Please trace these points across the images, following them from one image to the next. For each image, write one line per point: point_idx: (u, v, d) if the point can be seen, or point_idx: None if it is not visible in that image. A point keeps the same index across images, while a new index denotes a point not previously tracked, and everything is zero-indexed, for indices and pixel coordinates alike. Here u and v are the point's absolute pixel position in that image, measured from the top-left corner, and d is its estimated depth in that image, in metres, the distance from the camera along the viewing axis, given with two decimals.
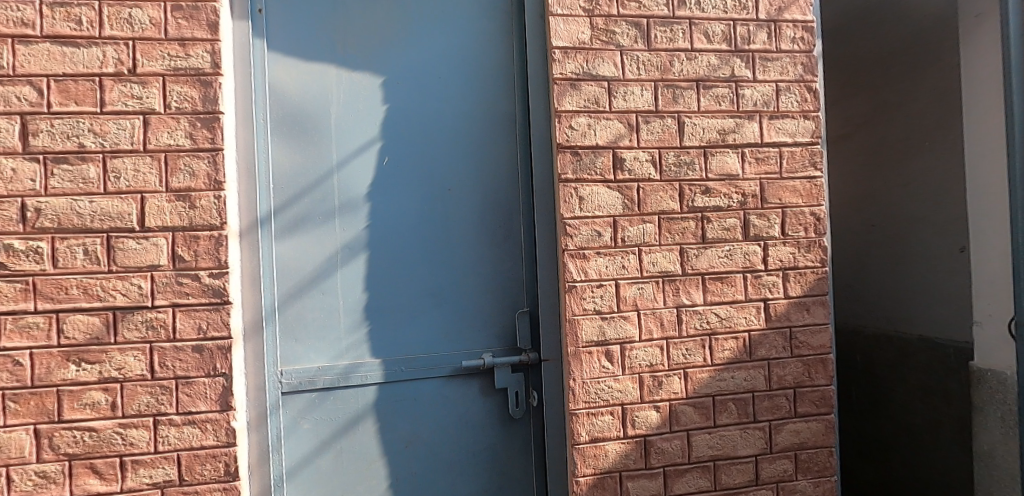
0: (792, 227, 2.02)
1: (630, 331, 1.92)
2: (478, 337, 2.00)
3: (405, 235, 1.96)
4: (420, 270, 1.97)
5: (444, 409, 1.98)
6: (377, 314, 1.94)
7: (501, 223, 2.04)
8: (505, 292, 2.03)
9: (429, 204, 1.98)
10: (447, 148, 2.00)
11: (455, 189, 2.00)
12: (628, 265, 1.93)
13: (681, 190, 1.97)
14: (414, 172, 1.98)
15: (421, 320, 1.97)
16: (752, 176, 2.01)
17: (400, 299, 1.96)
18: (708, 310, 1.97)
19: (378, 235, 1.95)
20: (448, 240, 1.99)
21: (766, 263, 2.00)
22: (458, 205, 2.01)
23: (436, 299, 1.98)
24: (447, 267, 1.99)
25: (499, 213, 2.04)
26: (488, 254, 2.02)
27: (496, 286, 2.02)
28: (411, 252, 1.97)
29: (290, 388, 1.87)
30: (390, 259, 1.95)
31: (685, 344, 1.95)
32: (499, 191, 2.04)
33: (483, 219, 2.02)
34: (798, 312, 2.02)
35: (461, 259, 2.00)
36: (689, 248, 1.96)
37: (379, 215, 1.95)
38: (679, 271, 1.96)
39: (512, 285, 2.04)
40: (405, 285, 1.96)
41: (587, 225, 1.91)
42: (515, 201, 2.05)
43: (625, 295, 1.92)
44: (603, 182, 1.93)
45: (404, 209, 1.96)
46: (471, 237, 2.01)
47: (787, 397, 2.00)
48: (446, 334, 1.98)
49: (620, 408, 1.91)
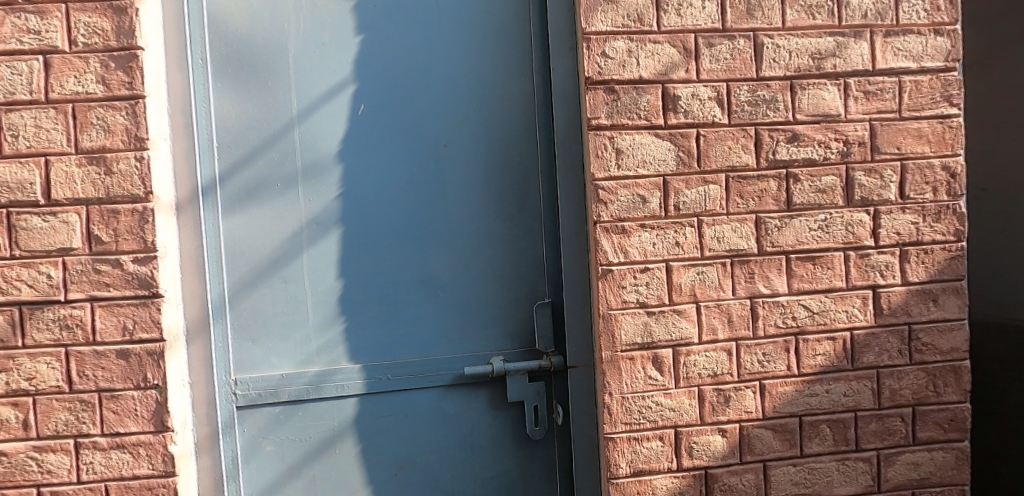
0: (914, 187, 1.46)
1: (686, 329, 1.44)
2: (486, 336, 1.55)
3: (388, 204, 1.52)
4: (408, 250, 1.53)
5: (444, 427, 1.55)
6: (354, 307, 1.52)
7: (514, 188, 1.56)
8: (521, 277, 1.57)
9: (419, 164, 1.53)
10: (440, 90, 1.53)
11: (452, 143, 1.54)
12: (683, 242, 1.44)
13: (758, 138, 1.44)
14: (398, 123, 1.52)
15: (412, 314, 1.54)
16: (859, 117, 1.45)
17: (384, 288, 1.53)
18: (794, 302, 1.45)
19: (354, 206, 1.51)
20: (443, 209, 1.54)
21: (877, 237, 1.46)
22: (456, 166, 1.54)
23: (431, 288, 1.54)
24: (443, 246, 1.54)
25: (510, 174, 1.56)
26: (497, 227, 1.56)
27: (508, 269, 1.56)
28: (396, 227, 1.53)
29: (247, 402, 1.49)
30: (370, 236, 1.52)
31: (760, 346, 1.45)
32: (510, 144, 1.56)
33: (489, 182, 1.55)
34: (921, 304, 1.47)
35: (462, 234, 1.55)
36: (769, 218, 1.45)
37: (353, 180, 1.51)
38: (754, 250, 1.45)
39: (529, 268, 1.57)
40: (389, 270, 1.53)
41: (628, 190, 1.42)
42: (530, 158, 1.57)
43: (679, 282, 1.44)
44: (649, 128, 1.43)
45: (385, 172, 1.52)
46: (474, 206, 1.55)
47: (903, 418, 1.48)
48: (443, 331, 1.54)
49: (673, 432, 1.44)
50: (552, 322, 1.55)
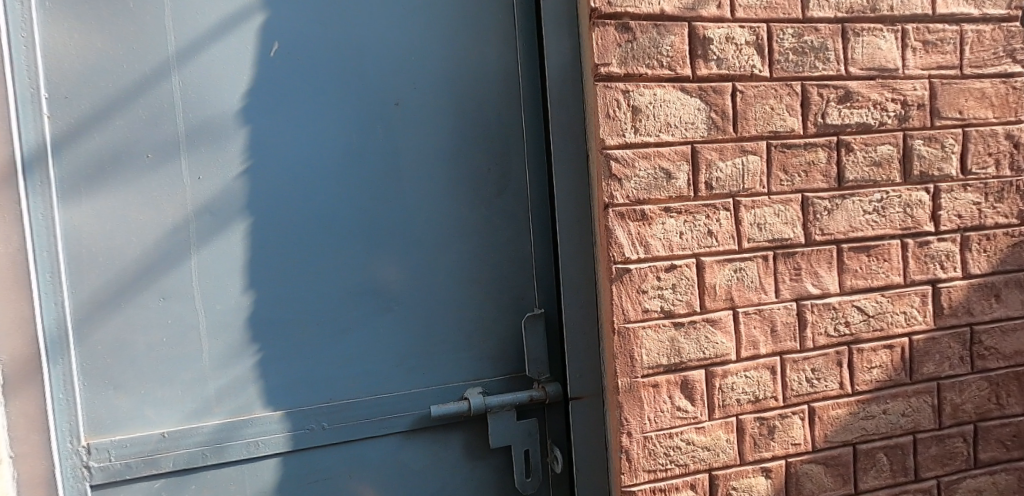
0: (976, 160, 1.21)
1: (722, 344, 1.11)
2: (457, 361, 1.16)
3: (318, 184, 1.09)
4: (348, 248, 1.10)
5: (404, 488, 1.14)
6: (272, 330, 1.07)
7: (491, 162, 1.17)
8: (502, 280, 1.18)
9: (361, 128, 1.10)
10: (390, 27, 1.11)
11: (407, 101, 1.13)
12: (717, 231, 1.10)
13: (805, 96, 1.13)
14: (329, 70, 1.09)
15: (354, 337, 1.11)
16: (918, 73, 1.17)
17: (315, 301, 1.09)
18: (848, 303, 1.16)
19: (268, 187, 1.06)
20: (396, 192, 1.12)
21: (937, 221, 1.20)
22: (414, 132, 1.13)
23: (380, 300, 1.12)
24: (398, 242, 1.13)
25: (485, 143, 1.17)
26: (469, 215, 1.16)
27: (484, 271, 1.17)
28: (330, 218, 1.09)
29: (109, 478, 1.00)
30: (291, 230, 1.08)
31: (809, 361, 1.15)
32: (484, 104, 1.16)
33: (457, 154, 1.15)
34: (983, 300, 1.23)
35: (423, 226, 1.14)
36: (818, 199, 1.14)
37: (265, 150, 1.06)
38: (801, 239, 1.14)
39: (511, 268, 1.18)
40: (322, 277, 1.09)
41: (648, 162, 1.07)
42: (511, 122, 1.18)
43: (712, 283, 1.11)
44: (673, 81, 1.08)
45: (312, 140, 1.08)
46: (439, 187, 1.14)
47: (965, 438, 1.23)
48: (400, 358, 1.13)
49: (706, 477, 1.12)
50: (545, 339, 1.18)
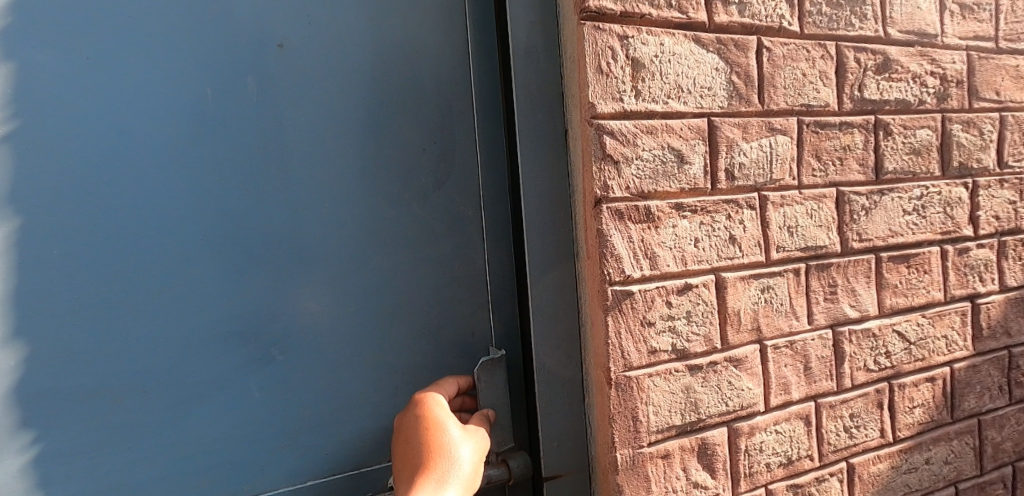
0: (1012, 151, 1.01)
1: (749, 391, 0.82)
2: (374, 429, 0.81)
3: (155, 167, 0.70)
4: (206, 267, 0.72)
5: None
6: (76, 398, 0.68)
7: (427, 140, 0.82)
8: (440, 309, 0.84)
9: (229, 83, 0.73)
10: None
11: (302, 45, 0.76)
12: (741, 236, 0.81)
13: (841, 62, 0.86)
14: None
15: (218, 399, 0.74)
16: (957, 42, 0.95)
17: (152, 350, 0.71)
18: (888, 328, 0.91)
19: (67, 172, 0.66)
20: (283, 181, 0.75)
21: (976, 224, 0.98)
22: (312, 92, 0.76)
23: (259, 344, 0.75)
24: (288, 255, 0.76)
25: (419, 112, 0.81)
26: (395, 216, 0.81)
27: (410, 299, 0.82)
28: (176, 220, 0.71)
29: None
30: (109, 239, 0.68)
31: (847, 406, 0.89)
32: (417, 58, 0.81)
33: (379, 128, 0.80)
34: (1020, 317, 1.03)
35: (325, 231, 0.78)
36: (855, 195, 0.88)
37: (61, 109, 0.66)
38: (838, 247, 0.87)
39: (454, 291, 0.84)
40: (164, 310, 0.71)
41: (654, 140, 0.76)
42: (456, 84, 0.83)
43: (736, 308, 0.81)
44: (685, 28, 0.78)
45: (147, 97, 0.69)
46: (349, 175, 0.78)
47: (1005, 483, 1.02)
48: (289, 428, 0.77)
49: None
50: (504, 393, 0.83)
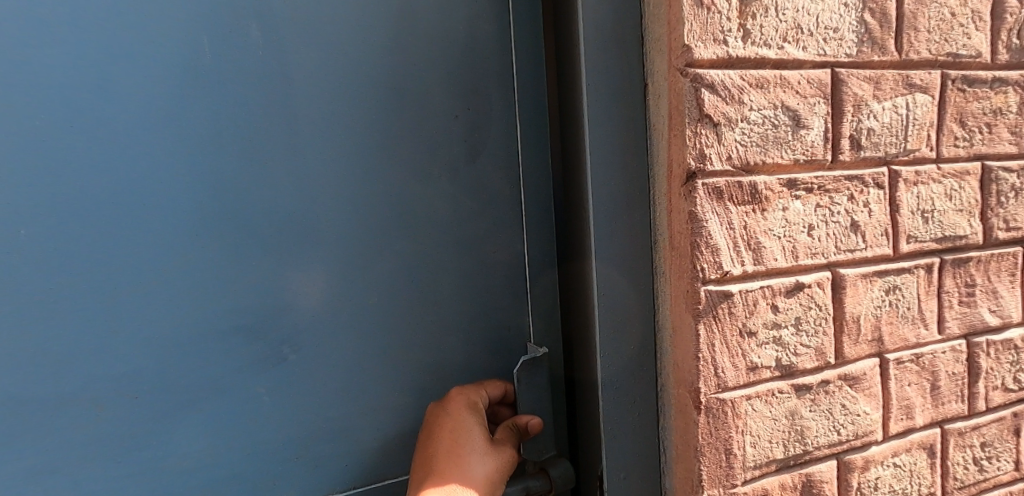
0: None
1: (866, 416, 0.65)
2: (398, 441, 0.69)
3: (133, 129, 0.56)
4: (204, 254, 0.59)
5: None
6: (43, 415, 0.55)
7: (461, 102, 0.68)
8: (474, 303, 0.71)
9: (223, 25, 0.58)
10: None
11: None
12: (865, 223, 0.64)
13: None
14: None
15: (216, 414, 0.61)
16: None
17: (134, 357, 0.58)
18: None
19: (21, 136, 0.52)
20: (289, 145, 0.61)
21: None
22: (326, 37, 0.62)
23: (262, 345, 0.62)
24: (297, 238, 0.62)
25: (453, 67, 0.67)
26: (426, 194, 0.67)
27: (439, 291, 0.69)
28: (162, 195, 0.57)
29: None
30: (77, 218, 0.55)
31: (979, 433, 0.72)
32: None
33: (407, 85, 0.65)
34: None
35: (342, 209, 0.64)
36: (1004, 172, 0.70)
37: (16, 53, 0.52)
38: (980, 238, 0.69)
39: (489, 284, 0.71)
40: (148, 307, 0.58)
41: (765, 96, 0.58)
42: (497, 33, 0.68)
43: (854, 313, 0.64)
44: None
45: (121, 39, 0.55)
46: (372, 143, 0.64)
47: None
48: (299, 445, 0.65)
49: None
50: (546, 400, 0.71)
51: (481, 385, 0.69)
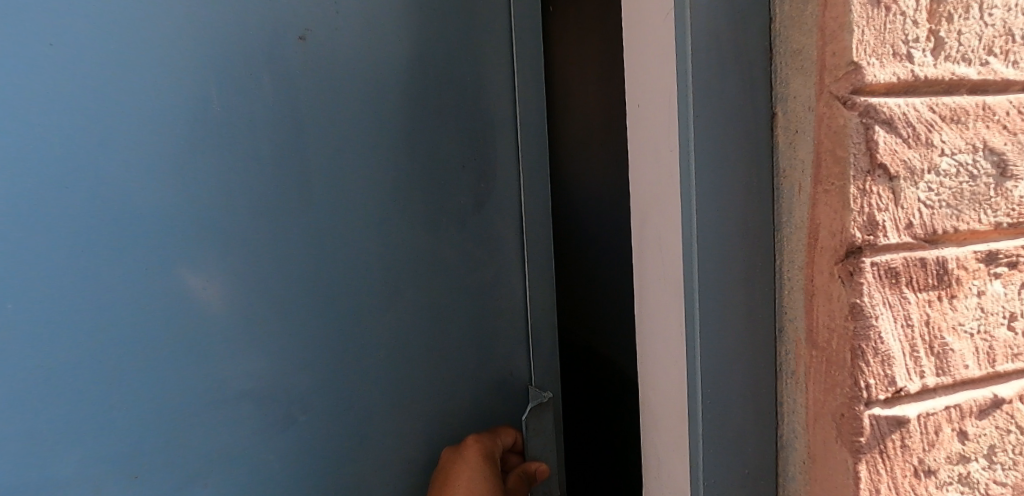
0: None
1: None
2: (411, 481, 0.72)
3: (163, 176, 0.57)
4: (233, 306, 0.62)
5: None
6: (95, 464, 0.58)
7: (471, 159, 0.69)
8: (482, 354, 0.74)
9: (244, 74, 0.59)
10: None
11: (329, 28, 0.62)
12: None
13: None
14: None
15: (242, 449, 0.64)
16: None
17: (164, 397, 0.60)
18: None
19: (53, 184, 0.54)
20: (316, 207, 0.63)
21: None
22: (341, 85, 0.63)
23: (289, 394, 0.65)
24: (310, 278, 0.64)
25: (466, 116, 0.69)
26: (443, 249, 0.70)
27: (450, 341, 0.72)
28: (195, 254, 0.60)
29: None
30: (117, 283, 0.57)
31: None
32: (463, 53, 0.68)
33: (419, 132, 0.67)
34: None
35: (360, 262, 0.66)
36: None
37: (56, 124, 0.54)
38: None
39: (494, 322, 0.74)
40: (186, 364, 0.60)
41: (961, 135, 0.40)
42: (513, 89, 0.70)
43: None
44: None
45: (148, 88, 0.56)
46: (389, 200, 0.66)
47: None
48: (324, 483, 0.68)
49: None
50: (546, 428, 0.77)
51: (495, 433, 0.73)
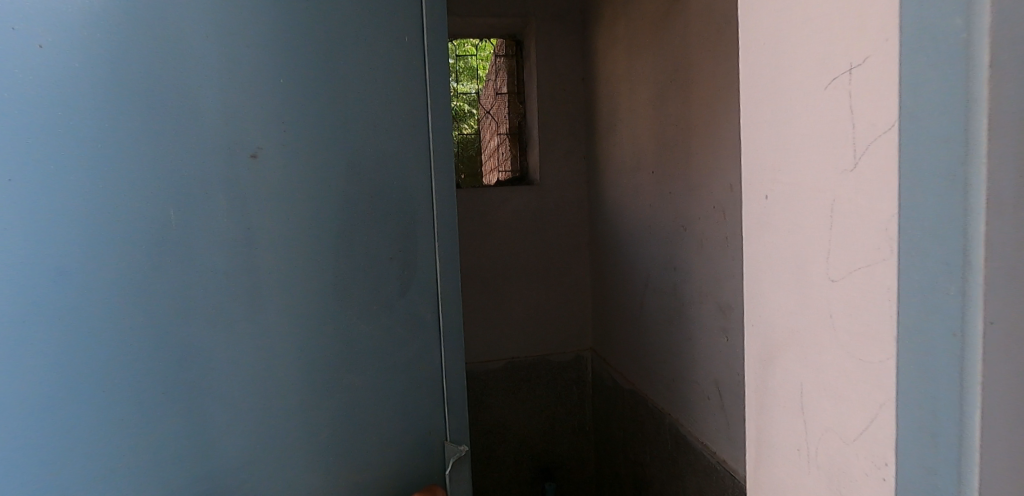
0: None
1: None
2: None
3: (113, 290, 0.66)
4: (157, 384, 0.70)
5: None
6: None
7: (393, 248, 0.92)
8: (401, 393, 0.94)
9: (199, 191, 0.72)
10: (255, 24, 0.76)
11: (277, 146, 0.79)
12: None
13: None
14: (154, 90, 0.68)
15: None
16: None
17: (72, 473, 0.65)
18: None
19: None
20: (259, 290, 0.78)
21: None
22: (282, 188, 0.79)
23: (217, 449, 0.76)
24: (261, 340, 0.79)
25: (381, 190, 0.89)
26: (360, 310, 0.88)
27: (364, 381, 0.90)
28: (125, 339, 0.67)
29: None
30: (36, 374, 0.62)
31: None
32: (379, 159, 0.90)
33: (354, 229, 0.87)
34: None
35: (299, 328, 0.82)
36: None
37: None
38: None
39: (411, 342, 0.95)
40: (90, 442, 0.66)
41: None
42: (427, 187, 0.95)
43: None
44: None
45: (100, 217, 0.65)
46: (325, 280, 0.84)
47: None
48: None
49: None
50: (436, 409, 0.99)
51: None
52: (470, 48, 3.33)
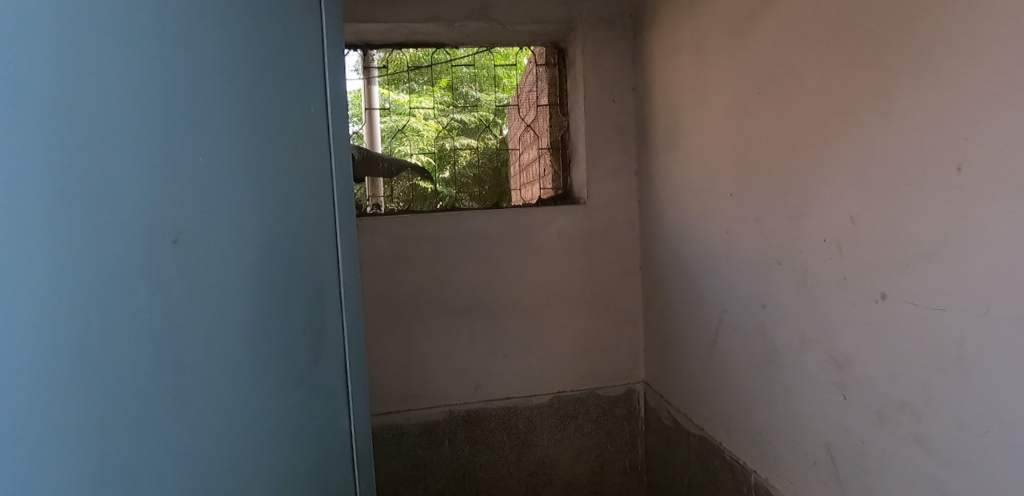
0: None
1: None
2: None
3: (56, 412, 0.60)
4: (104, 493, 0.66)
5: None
6: None
7: (296, 309, 1.07)
8: (301, 439, 1.08)
9: (132, 288, 0.69)
10: (181, 114, 0.77)
11: (195, 235, 0.80)
12: None
13: None
14: (91, 134, 0.63)
15: None
16: None
17: None
18: None
19: None
20: (187, 374, 0.78)
21: None
22: (202, 268, 0.81)
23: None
24: (198, 418, 0.80)
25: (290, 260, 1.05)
26: (266, 368, 0.98)
27: (274, 434, 1.00)
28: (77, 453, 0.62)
29: None
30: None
31: None
32: (283, 234, 1.03)
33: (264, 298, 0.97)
34: None
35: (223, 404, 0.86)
36: None
37: None
38: None
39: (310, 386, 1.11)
40: None
41: None
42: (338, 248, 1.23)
43: None
44: None
45: (40, 332, 0.58)
46: (241, 351, 0.91)
47: None
48: None
49: None
50: (327, 435, 1.18)
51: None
52: (497, 57, 3.10)
